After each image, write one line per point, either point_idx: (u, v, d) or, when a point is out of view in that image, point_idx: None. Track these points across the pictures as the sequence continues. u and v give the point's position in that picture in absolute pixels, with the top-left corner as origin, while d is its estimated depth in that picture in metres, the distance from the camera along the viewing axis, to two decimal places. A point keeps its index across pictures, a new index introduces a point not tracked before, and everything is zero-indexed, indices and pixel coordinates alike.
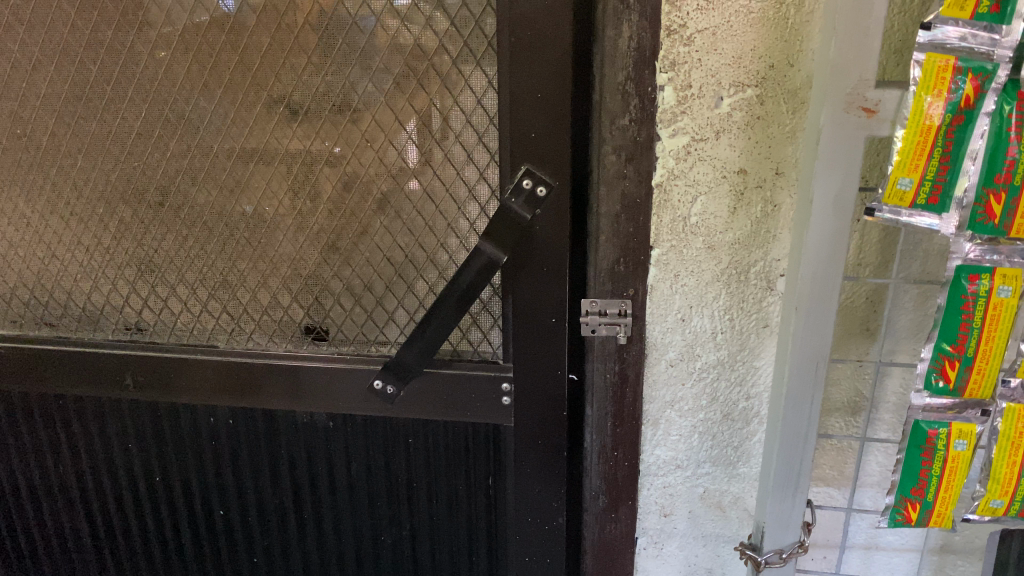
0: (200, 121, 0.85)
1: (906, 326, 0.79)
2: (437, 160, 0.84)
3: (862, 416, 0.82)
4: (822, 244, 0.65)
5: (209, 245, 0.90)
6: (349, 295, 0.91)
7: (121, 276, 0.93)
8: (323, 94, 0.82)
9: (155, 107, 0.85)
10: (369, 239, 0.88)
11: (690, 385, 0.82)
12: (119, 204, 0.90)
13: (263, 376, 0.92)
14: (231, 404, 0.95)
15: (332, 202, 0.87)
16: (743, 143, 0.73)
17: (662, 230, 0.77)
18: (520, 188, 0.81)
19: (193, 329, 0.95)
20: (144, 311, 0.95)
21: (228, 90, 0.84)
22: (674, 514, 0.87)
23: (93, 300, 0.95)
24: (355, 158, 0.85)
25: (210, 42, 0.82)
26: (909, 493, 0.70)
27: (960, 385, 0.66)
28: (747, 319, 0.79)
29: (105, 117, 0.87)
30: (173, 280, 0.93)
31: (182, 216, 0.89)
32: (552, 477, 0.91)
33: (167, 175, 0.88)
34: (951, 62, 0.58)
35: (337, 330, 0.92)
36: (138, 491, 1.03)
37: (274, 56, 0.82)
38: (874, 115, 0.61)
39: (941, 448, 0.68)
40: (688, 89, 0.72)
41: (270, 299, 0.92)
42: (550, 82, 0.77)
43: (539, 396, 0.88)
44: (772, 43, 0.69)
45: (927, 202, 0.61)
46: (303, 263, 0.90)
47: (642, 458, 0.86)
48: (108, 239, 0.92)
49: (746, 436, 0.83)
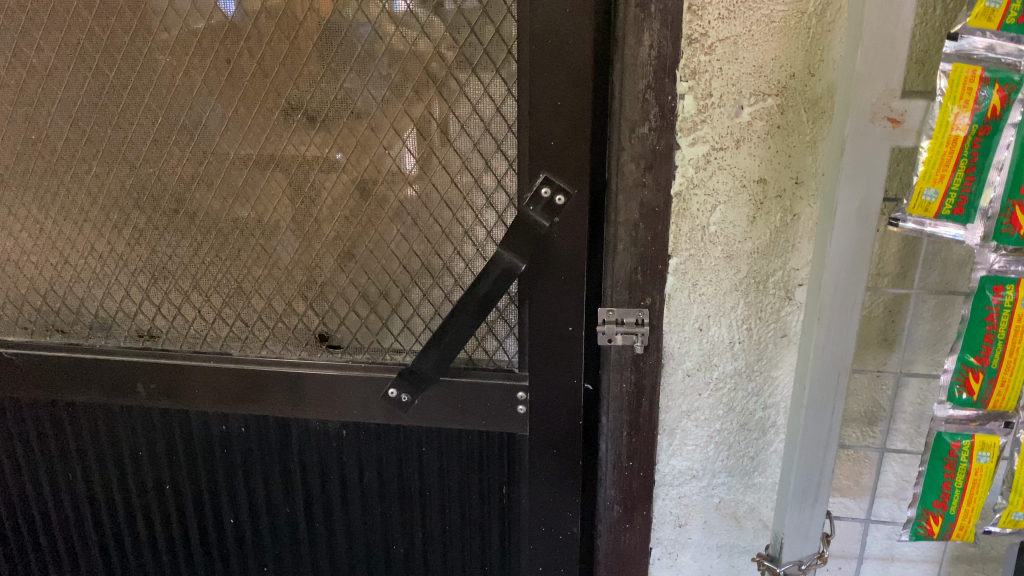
0: (217, 126, 0.85)
1: (925, 337, 0.78)
2: (454, 168, 0.83)
3: (880, 426, 0.82)
4: (846, 254, 0.65)
5: (224, 252, 0.90)
6: (364, 302, 0.90)
7: (134, 283, 0.93)
8: (341, 101, 0.82)
9: (172, 113, 0.85)
10: (385, 246, 0.87)
11: (707, 395, 0.82)
12: (134, 210, 0.89)
13: (274, 383, 0.92)
14: (243, 413, 0.94)
15: (348, 209, 0.86)
16: (764, 152, 0.73)
17: (680, 238, 0.77)
18: (539, 197, 0.80)
19: (206, 336, 0.94)
20: (157, 318, 0.94)
21: (246, 97, 0.83)
22: (689, 525, 0.87)
23: (106, 306, 0.95)
24: (373, 165, 0.84)
25: (229, 48, 0.82)
26: (931, 505, 0.70)
27: (984, 398, 0.66)
28: (765, 328, 0.79)
29: (120, 123, 0.86)
30: (187, 287, 0.92)
31: (197, 223, 0.89)
32: (566, 486, 0.91)
33: (183, 181, 0.87)
34: (978, 72, 0.58)
35: (351, 339, 0.92)
36: (147, 498, 1.02)
37: (292, 63, 0.81)
38: (899, 125, 0.60)
39: (964, 461, 0.68)
40: (709, 98, 0.72)
41: (284, 306, 0.91)
42: (571, 90, 0.77)
43: (556, 405, 0.88)
44: (793, 52, 0.69)
45: (951, 213, 0.61)
46: (318, 270, 0.89)
47: (658, 468, 0.86)
48: (122, 245, 0.91)
49: (763, 446, 0.84)
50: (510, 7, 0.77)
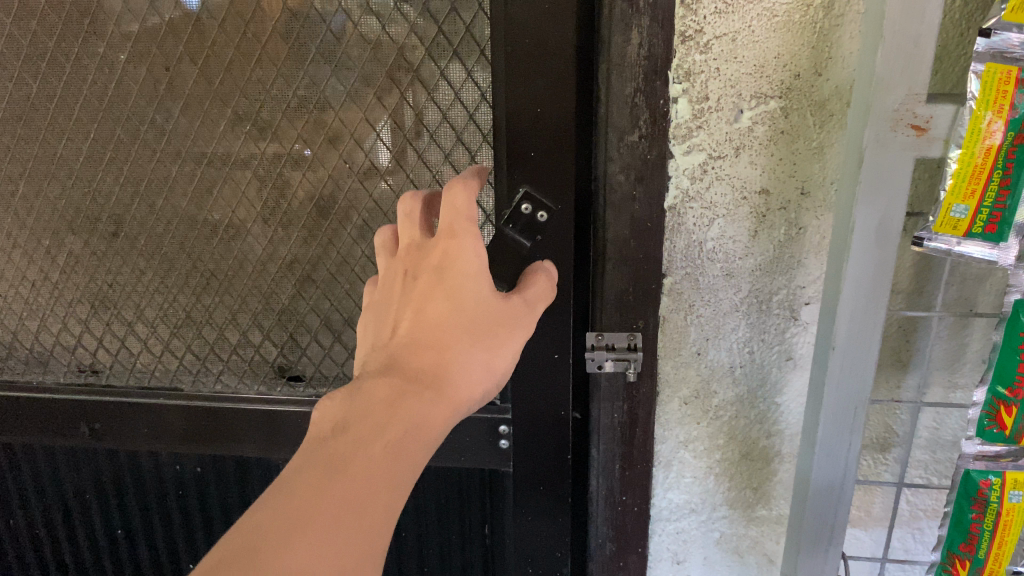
0: (156, 141, 0.77)
1: (942, 357, 0.72)
2: (424, 182, 0.77)
3: (893, 453, 0.75)
4: (864, 276, 0.58)
5: (171, 279, 0.83)
6: (328, 331, 0.83)
7: (72, 314, 0.87)
8: (295, 109, 0.75)
9: (106, 126, 0.77)
10: (349, 269, 0.80)
11: (705, 424, 0.76)
12: (68, 234, 0.83)
13: (234, 422, 0.86)
14: (197, 451, 0.88)
15: (307, 229, 0.79)
16: (766, 160, 0.65)
17: (674, 256, 0.70)
18: (518, 214, 0.72)
19: (154, 370, 0.88)
20: (99, 351, 0.88)
21: (188, 107, 0.76)
22: (687, 561, 0.82)
23: (42, 339, 0.89)
24: (333, 181, 0.77)
25: (167, 53, 0.74)
26: (957, 548, 0.64)
27: (1019, 433, 0.59)
28: (769, 351, 0.72)
29: (48, 138, 0.79)
30: (131, 317, 0.86)
31: (139, 246, 0.82)
32: (555, 525, 0.85)
33: (122, 201, 0.80)
34: (1014, 74, 0.50)
35: (315, 370, 0.85)
36: (102, 532, 0.98)
37: (239, 68, 0.74)
38: (924, 133, 0.54)
39: (994, 501, 0.61)
40: (705, 102, 0.65)
41: (239, 336, 0.85)
42: (552, 98, 0.69)
43: (541, 441, 0.82)
44: (799, 50, 0.62)
45: (984, 231, 0.53)
46: (275, 297, 0.83)
47: (653, 502, 0.80)
48: (56, 274, 0.85)
49: (766, 477, 0.77)
50: (482, 3, 0.70)
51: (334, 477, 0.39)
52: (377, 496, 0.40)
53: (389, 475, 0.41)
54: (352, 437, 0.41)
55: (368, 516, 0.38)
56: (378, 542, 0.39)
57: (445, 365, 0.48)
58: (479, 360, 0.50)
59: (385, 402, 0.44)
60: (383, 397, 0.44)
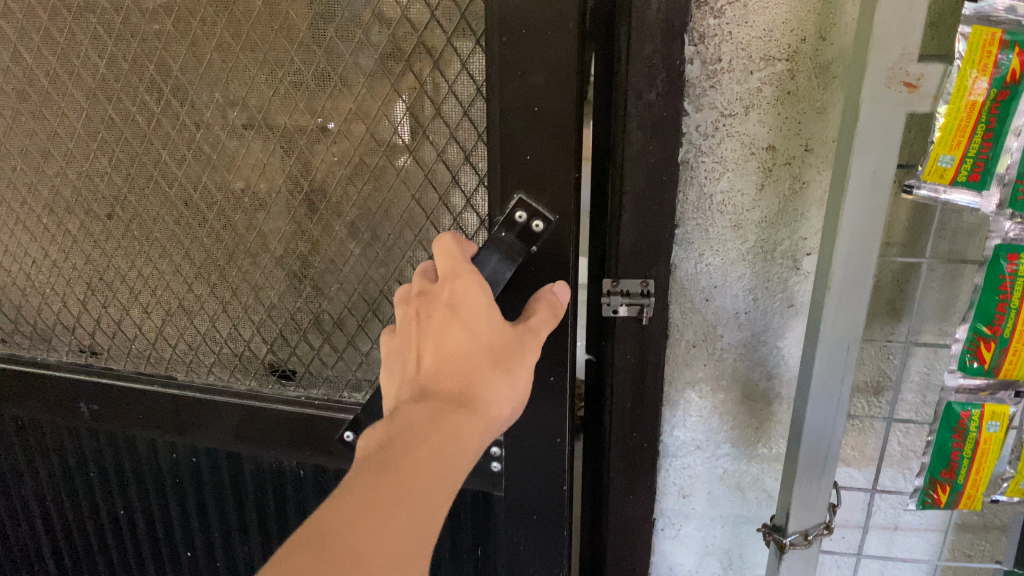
0: (145, 122, 0.85)
1: (932, 307, 0.77)
2: (416, 183, 0.82)
3: (886, 395, 0.81)
4: (860, 219, 0.63)
5: (163, 265, 0.93)
6: (319, 333, 0.92)
7: (71, 293, 1.00)
8: (280, 98, 0.81)
9: (97, 107, 0.86)
10: (336, 270, 0.89)
11: (710, 366, 0.82)
12: (65, 213, 0.94)
13: (214, 413, 0.98)
14: (192, 440, 1.01)
15: (296, 220, 0.87)
16: (773, 119, 0.71)
17: (686, 208, 0.76)
18: (513, 222, 0.77)
19: (149, 355, 1.00)
20: (95, 335, 1.02)
21: (178, 88, 0.83)
22: (693, 496, 0.89)
23: (44, 316, 1.03)
24: (322, 171, 0.84)
25: (157, 34, 0.81)
26: (939, 475, 0.70)
27: (995, 366, 0.66)
28: (771, 298, 0.78)
29: (49, 114, 0.89)
30: (127, 299, 0.97)
31: (131, 227, 0.92)
32: (541, 521, 0.90)
33: (114, 183, 0.90)
34: (997, 35, 0.57)
35: (304, 370, 0.95)
36: (108, 477, 1.12)
37: (231, 52, 0.80)
38: (915, 90, 0.58)
39: (973, 430, 0.68)
40: (717, 63, 0.70)
41: (229, 330, 0.95)
42: (546, 90, 0.72)
43: (530, 445, 0.87)
44: (805, 15, 0.67)
45: (967, 180, 0.61)
46: (265, 293, 0.92)
47: (663, 439, 0.87)
48: (55, 253, 0.97)
49: (767, 416, 0.84)
50: None
51: (384, 481, 0.47)
52: (423, 500, 0.48)
53: (432, 482, 0.49)
54: (398, 451, 0.49)
55: (415, 518, 0.47)
56: (421, 537, 0.47)
57: (473, 387, 0.55)
58: (502, 380, 0.57)
59: (424, 422, 0.52)
60: (421, 417, 0.52)
